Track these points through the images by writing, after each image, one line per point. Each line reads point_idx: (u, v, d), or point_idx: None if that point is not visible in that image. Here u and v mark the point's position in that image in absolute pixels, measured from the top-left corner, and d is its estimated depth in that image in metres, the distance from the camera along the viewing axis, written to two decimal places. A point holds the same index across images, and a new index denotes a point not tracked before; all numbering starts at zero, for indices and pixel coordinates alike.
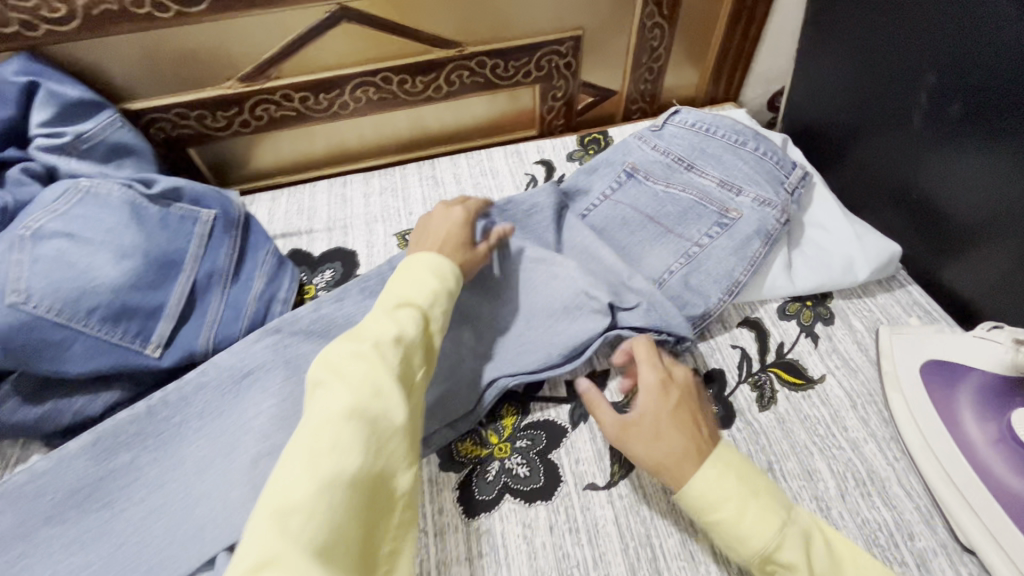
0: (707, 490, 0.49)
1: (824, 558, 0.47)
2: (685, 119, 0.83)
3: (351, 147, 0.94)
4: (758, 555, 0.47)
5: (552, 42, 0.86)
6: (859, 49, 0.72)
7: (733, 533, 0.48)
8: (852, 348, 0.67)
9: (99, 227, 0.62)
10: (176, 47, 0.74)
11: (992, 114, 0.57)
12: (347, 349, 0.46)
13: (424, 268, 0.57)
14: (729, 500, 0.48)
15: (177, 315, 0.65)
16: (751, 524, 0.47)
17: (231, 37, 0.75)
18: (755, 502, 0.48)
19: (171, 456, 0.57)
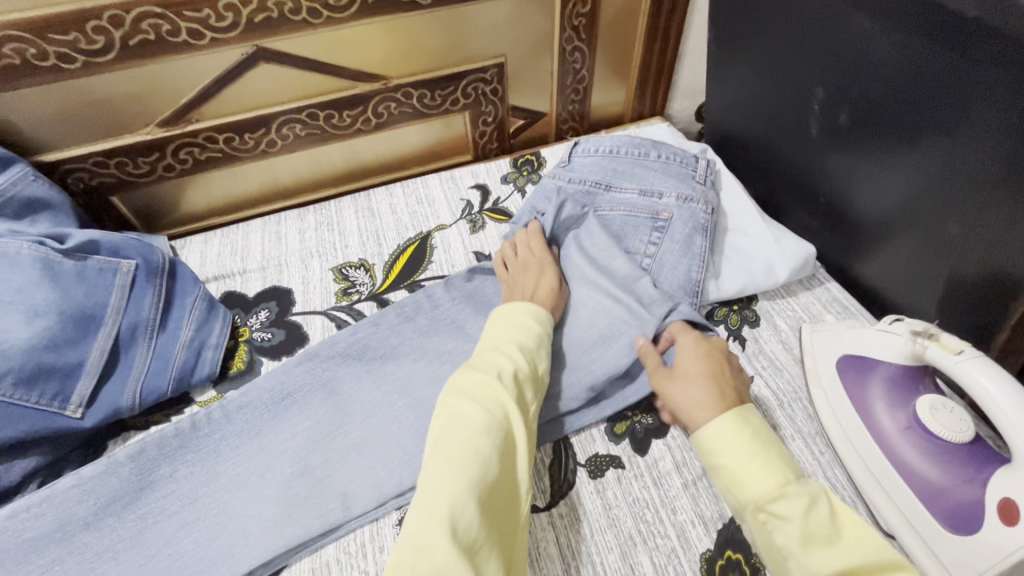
0: (716, 427, 0.51)
1: (828, 521, 0.43)
2: (588, 147, 0.85)
3: (284, 183, 0.94)
4: (753, 500, 0.46)
5: (475, 70, 0.89)
6: (761, 65, 0.76)
7: (733, 463, 0.48)
8: (777, 348, 0.70)
9: (6, 287, 0.59)
10: (88, 97, 0.73)
11: (887, 122, 0.60)
12: (450, 406, 0.50)
13: (523, 315, 0.62)
14: (735, 443, 0.49)
15: (98, 372, 0.63)
16: (751, 456, 0.48)
17: (145, 84, 0.74)
18: (763, 456, 0.48)
19: (156, 494, 0.59)
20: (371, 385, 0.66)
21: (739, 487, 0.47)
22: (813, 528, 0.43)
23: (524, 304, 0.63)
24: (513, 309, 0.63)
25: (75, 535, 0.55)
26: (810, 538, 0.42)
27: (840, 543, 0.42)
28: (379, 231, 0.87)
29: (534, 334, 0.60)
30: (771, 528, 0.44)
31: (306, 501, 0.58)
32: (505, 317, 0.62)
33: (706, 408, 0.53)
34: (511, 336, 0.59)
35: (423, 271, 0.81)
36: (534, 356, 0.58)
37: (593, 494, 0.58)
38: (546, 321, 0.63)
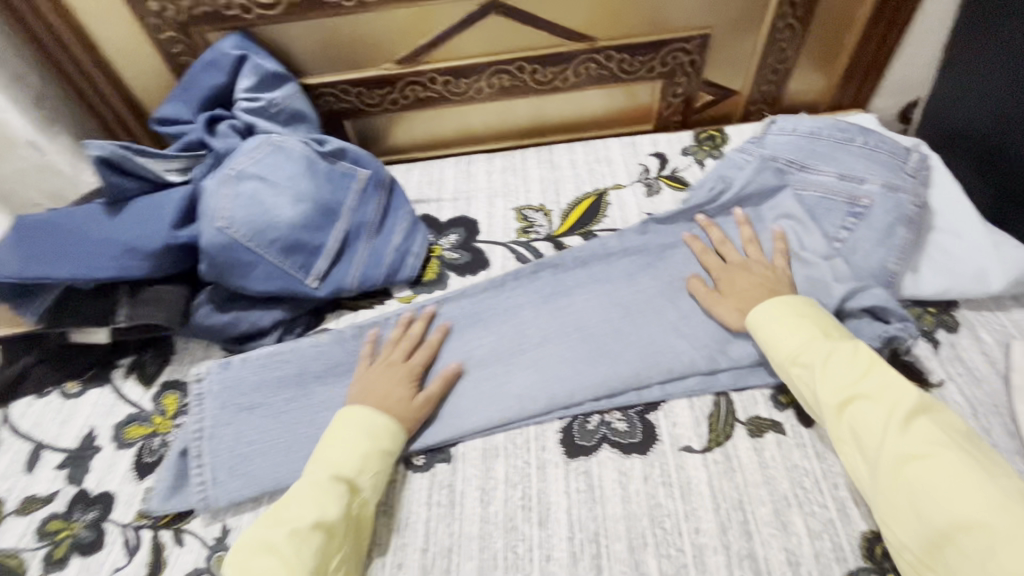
0: (782, 337, 0.61)
1: (842, 363, 0.57)
2: (785, 126, 0.81)
3: (477, 130, 1.03)
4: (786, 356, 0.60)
5: (678, 40, 0.91)
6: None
7: (813, 385, 0.57)
8: (978, 357, 0.64)
9: (282, 174, 0.74)
10: (352, 32, 0.87)
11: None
12: (248, 565, 0.50)
13: (357, 432, 0.59)
14: (778, 324, 0.62)
15: (332, 255, 0.76)
16: (830, 375, 0.56)
17: (396, 26, 0.86)
18: (811, 330, 0.61)
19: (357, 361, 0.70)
20: (545, 311, 0.73)
21: (817, 403, 0.57)
22: (897, 450, 0.51)
23: (375, 420, 0.60)
24: (353, 422, 0.60)
25: (308, 375, 0.68)
26: (819, 367, 0.57)
27: (856, 373, 0.56)
28: (559, 182, 0.94)
29: (362, 455, 0.57)
30: (850, 440, 0.54)
31: (483, 394, 0.66)
32: (363, 434, 0.59)
33: (778, 329, 0.62)
34: (352, 453, 0.57)
35: (597, 223, 0.86)
36: (361, 482, 0.56)
37: (751, 450, 0.60)
38: (388, 437, 0.60)
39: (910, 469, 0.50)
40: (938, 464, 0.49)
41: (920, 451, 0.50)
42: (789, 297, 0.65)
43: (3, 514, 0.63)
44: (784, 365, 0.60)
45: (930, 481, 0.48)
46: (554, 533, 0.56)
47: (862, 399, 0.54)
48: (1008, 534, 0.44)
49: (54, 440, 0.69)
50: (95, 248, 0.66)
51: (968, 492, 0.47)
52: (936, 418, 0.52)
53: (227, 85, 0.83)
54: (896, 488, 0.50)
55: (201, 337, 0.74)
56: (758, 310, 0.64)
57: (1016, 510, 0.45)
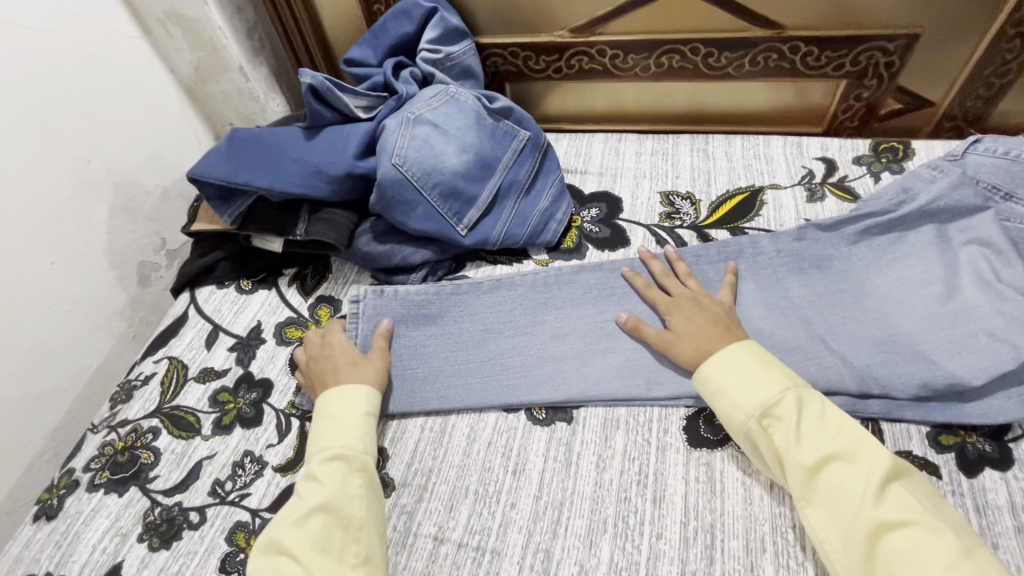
0: (745, 386, 0.55)
1: (814, 416, 0.52)
2: (992, 147, 0.71)
3: (630, 109, 1.02)
4: (757, 408, 0.54)
5: (880, 38, 0.83)
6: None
7: (783, 440, 0.51)
8: None
9: (454, 124, 0.79)
10: None
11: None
12: (267, 561, 0.52)
13: (342, 407, 0.61)
14: (736, 366, 0.57)
15: (483, 207, 0.80)
16: (799, 434, 0.51)
17: None
18: (761, 369, 0.56)
19: (494, 309, 0.74)
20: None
21: (789, 463, 0.51)
22: (874, 517, 0.46)
23: (350, 393, 0.63)
24: (341, 400, 0.62)
25: (446, 314, 0.73)
26: (804, 434, 0.51)
27: (829, 436, 0.51)
28: (711, 172, 0.90)
29: (345, 432, 0.60)
30: (823, 507, 0.49)
31: (609, 365, 0.67)
32: (347, 412, 0.61)
33: (743, 376, 0.56)
34: (338, 433, 0.60)
35: (747, 221, 0.82)
36: (353, 453, 0.58)
37: None
38: (366, 407, 0.62)
39: (891, 538, 0.45)
40: (922, 534, 0.44)
41: (905, 521, 0.45)
42: (748, 344, 0.59)
43: (186, 378, 0.74)
44: (747, 422, 0.54)
45: (915, 553, 0.44)
46: (667, 514, 0.56)
47: (837, 460, 0.50)
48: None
49: (229, 326, 0.80)
50: (291, 166, 0.75)
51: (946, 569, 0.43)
52: (909, 485, 0.48)
53: (413, 35, 0.88)
54: (873, 562, 0.45)
55: (356, 263, 0.81)
56: (728, 350, 0.58)
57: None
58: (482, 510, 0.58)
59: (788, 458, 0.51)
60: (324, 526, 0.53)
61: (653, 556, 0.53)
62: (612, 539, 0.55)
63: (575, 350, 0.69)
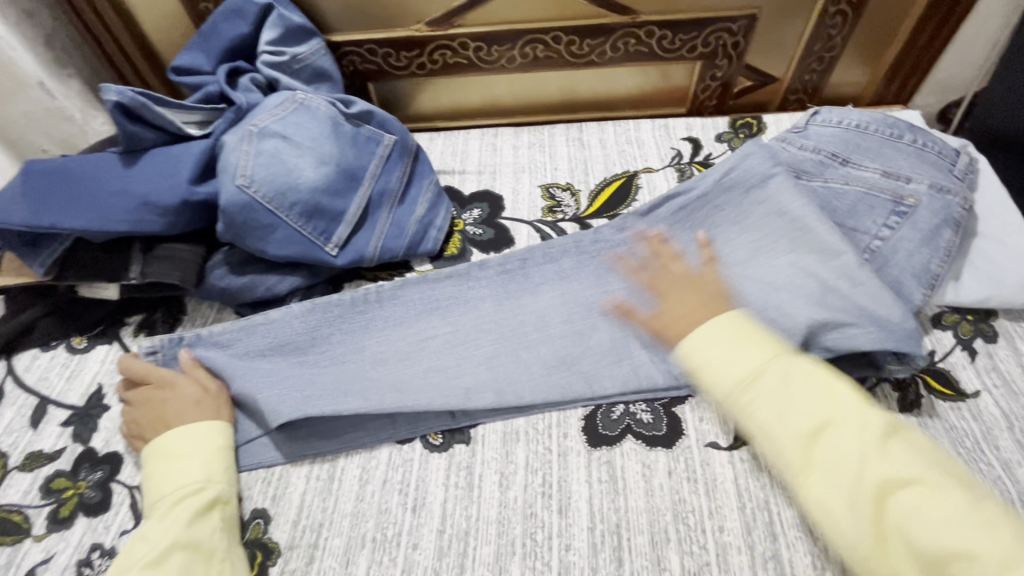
0: (733, 356, 0.50)
1: (787, 381, 0.48)
2: (828, 118, 0.77)
3: (504, 101, 0.99)
4: (733, 383, 0.49)
5: (724, 19, 0.86)
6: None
7: (768, 412, 0.48)
8: (1015, 370, 0.62)
9: (306, 134, 0.71)
10: None
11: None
12: None
13: (193, 440, 0.57)
14: (712, 339, 0.51)
15: (352, 223, 0.73)
16: (790, 400, 0.48)
17: None
18: (734, 337, 0.51)
19: (375, 332, 0.69)
20: (572, 285, 0.71)
21: (784, 436, 0.47)
22: (878, 478, 0.43)
23: (200, 425, 0.58)
24: (179, 440, 0.57)
25: (320, 337, 0.68)
26: (785, 402, 0.48)
27: (816, 402, 0.47)
28: (587, 161, 0.90)
29: (198, 463, 0.56)
30: (824, 476, 0.45)
31: (505, 376, 0.64)
32: (195, 450, 0.57)
33: (726, 350, 0.50)
34: (189, 467, 0.55)
35: (627, 206, 0.83)
36: (215, 487, 0.55)
37: None
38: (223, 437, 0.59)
39: (899, 498, 0.43)
40: (935, 493, 0.42)
41: (912, 478, 0.43)
42: (731, 315, 0.53)
43: (7, 469, 0.62)
44: (739, 393, 0.49)
45: (928, 516, 0.41)
46: (574, 523, 0.54)
47: (829, 427, 0.46)
48: (1001, 556, 0.39)
49: (60, 396, 0.67)
50: (110, 200, 0.63)
51: (955, 526, 0.41)
52: (906, 441, 0.45)
53: (250, 35, 0.79)
54: (883, 530, 0.43)
55: (212, 300, 0.72)
56: (714, 324, 0.53)
57: (1006, 532, 0.40)
58: (382, 559, 0.54)
59: (785, 431, 0.47)
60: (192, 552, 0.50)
61: (564, 570, 0.52)
62: (522, 561, 0.53)
63: (468, 364, 0.66)
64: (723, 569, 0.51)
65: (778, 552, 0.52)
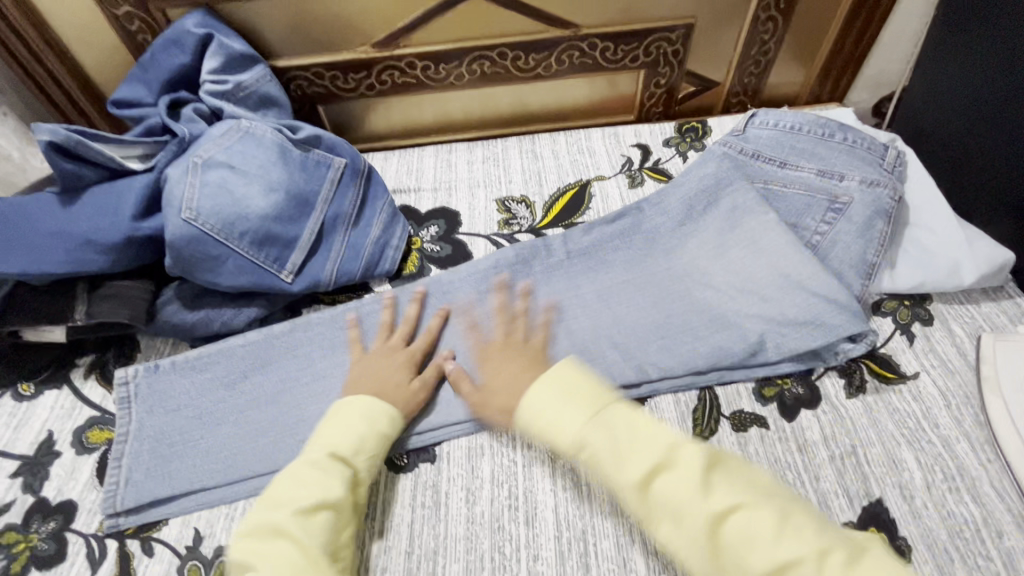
0: (558, 417, 0.51)
1: (615, 440, 0.48)
2: (765, 120, 0.81)
3: (457, 117, 1.00)
4: (570, 444, 0.49)
5: (663, 29, 0.89)
6: (997, 67, 0.70)
7: (606, 469, 0.47)
8: (950, 350, 0.66)
9: (253, 163, 0.71)
10: (324, 13, 0.83)
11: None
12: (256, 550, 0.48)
13: (359, 412, 0.58)
14: (578, 398, 0.51)
15: (307, 248, 0.73)
16: (612, 454, 0.47)
17: (370, 7, 0.83)
18: (591, 414, 0.50)
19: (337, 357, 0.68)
20: (530, 297, 0.72)
21: (617, 485, 0.47)
22: (686, 538, 0.43)
23: (374, 404, 0.59)
24: (350, 406, 0.58)
25: (281, 365, 0.68)
26: (655, 469, 0.46)
27: (646, 448, 0.47)
28: (541, 172, 0.92)
29: (360, 437, 0.56)
30: (663, 518, 0.45)
31: (468, 391, 0.65)
32: (357, 418, 0.57)
33: (557, 411, 0.51)
34: (348, 435, 0.56)
35: (581, 215, 0.85)
36: (360, 463, 0.55)
37: (734, 444, 0.60)
38: (385, 422, 0.58)
39: (727, 526, 0.43)
40: (746, 519, 0.43)
41: (731, 505, 0.43)
42: (561, 365, 0.54)
43: None
44: (580, 434, 0.49)
45: (744, 520, 0.42)
46: (541, 533, 0.55)
47: (659, 471, 0.46)
48: (822, 552, 0.41)
49: (7, 446, 0.64)
50: (50, 241, 0.62)
51: (784, 539, 0.41)
52: (727, 471, 0.45)
53: (190, 65, 0.78)
54: (719, 558, 0.42)
55: (165, 336, 0.70)
56: (535, 390, 0.53)
57: (811, 528, 0.42)
58: None
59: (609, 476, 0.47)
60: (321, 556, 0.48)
61: None
62: None
63: (432, 381, 0.66)
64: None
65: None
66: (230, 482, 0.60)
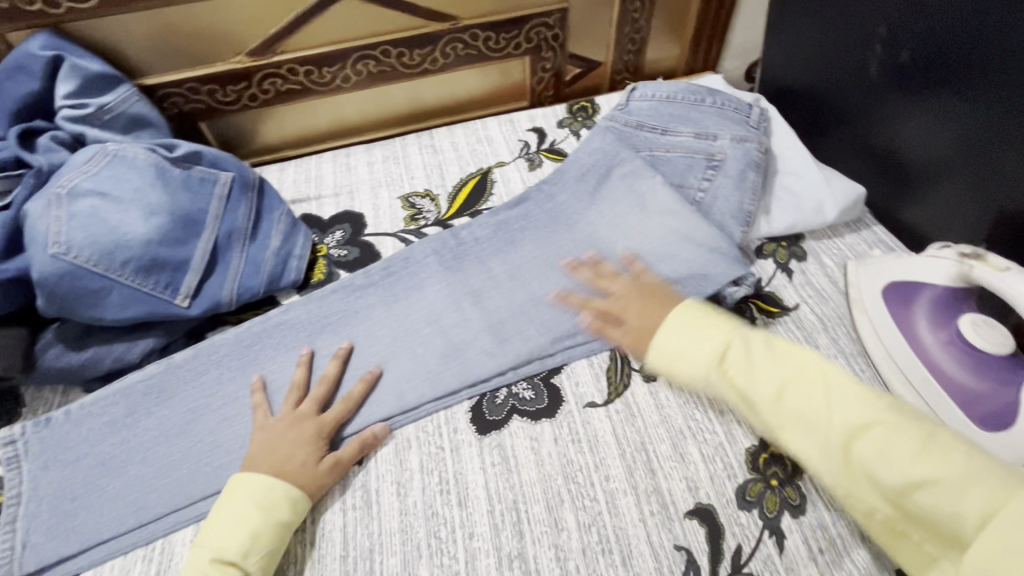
0: (691, 346, 0.53)
1: (745, 360, 0.51)
2: (645, 93, 0.86)
3: (352, 120, 0.99)
4: (708, 356, 0.52)
5: (539, 15, 0.92)
6: (826, 22, 0.78)
7: (738, 378, 0.50)
8: (824, 280, 0.73)
9: (126, 187, 0.66)
10: (188, 25, 0.79)
11: (978, 69, 0.60)
12: None
13: (247, 503, 0.53)
14: (700, 336, 0.53)
15: (201, 270, 0.70)
16: (750, 363, 0.50)
17: (238, 16, 0.80)
18: (723, 335, 0.52)
19: (248, 376, 0.66)
20: (441, 287, 0.72)
21: (747, 397, 0.50)
22: (816, 451, 0.46)
23: (258, 489, 0.54)
24: (245, 490, 0.54)
25: (188, 394, 0.65)
26: (784, 386, 0.49)
27: (781, 360, 0.50)
28: (442, 165, 0.92)
29: (248, 537, 0.52)
30: (797, 428, 0.48)
31: (389, 388, 0.64)
32: (251, 511, 0.53)
33: (681, 334, 0.54)
34: (234, 531, 0.52)
35: (486, 202, 0.86)
36: (239, 561, 0.51)
37: (646, 394, 0.63)
38: (279, 511, 0.54)
39: (860, 445, 0.44)
40: (885, 437, 0.43)
41: (868, 424, 0.44)
42: (681, 307, 0.56)
43: None
44: (714, 364, 0.51)
45: (895, 444, 0.43)
46: (474, 511, 0.56)
47: (790, 386, 0.48)
48: (965, 476, 0.40)
49: None
50: None
51: (923, 458, 0.42)
52: (853, 388, 0.47)
53: (41, 92, 0.72)
54: (852, 466, 0.45)
55: (51, 383, 0.65)
56: (671, 319, 0.55)
57: (958, 452, 0.42)
58: None
59: (742, 399, 0.50)
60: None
61: (470, 557, 0.54)
62: (429, 561, 0.53)
63: (350, 384, 0.65)
64: (615, 516, 0.55)
65: (657, 484, 0.57)
66: (136, 526, 0.57)
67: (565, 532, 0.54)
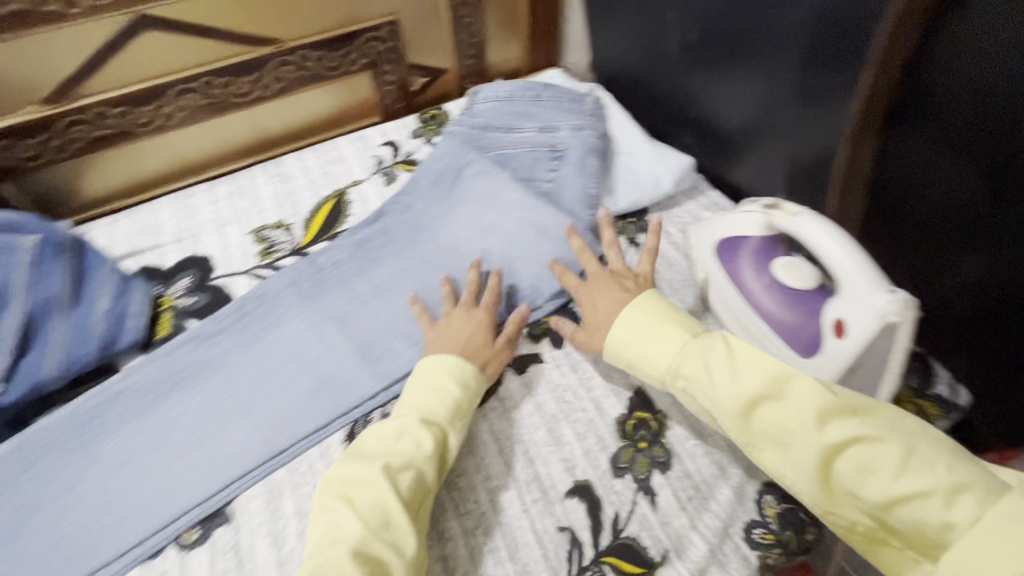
0: (655, 345, 0.53)
1: (721, 366, 0.47)
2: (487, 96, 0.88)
3: (188, 163, 0.92)
4: (666, 370, 0.51)
5: (369, 29, 0.91)
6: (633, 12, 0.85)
7: (700, 392, 0.48)
8: (669, 248, 0.79)
9: None
10: None
11: (752, 34, 0.67)
12: (326, 510, 0.48)
13: (443, 371, 0.57)
14: (659, 336, 0.53)
15: (14, 351, 0.62)
16: (730, 376, 0.46)
17: (29, 62, 0.74)
18: (686, 346, 0.51)
19: (89, 455, 0.60)
20: (301, 318, 0.69)
21: (715, 411, 0.47)
22: (796, 465, 0.42)
23: (442, 363, 0.58)
24: (432, 368, 0.58)
25: (18, 489, 0.58)
26: (752, 402, 0.44)
27: (754, 370, 0.45)
28: (294, 192, 0.88)
29: (452, 404, 0.55)
30: (767, 445, 0.44)
31: (255, 436, 0.61)
32: (423, 380, 0.57)
33: (644, 339, 0.54)
34: (439, 399, 0.55)
35: (344, 223, 0.84)
36: (439, 419, 0.54)
37: (520, 386, 0.65)
38: (473, 381, 0.58)
39: (838, 460, 0.40)
40: (871, 447, 0.40)
41: (851, 439, 0.40)
42: (649, 295, 0.57)
43: None
44: (670, 370, 0.51)
45: (869, 452, 0.40)
46: None
47: (765, 403, 0.44)
48: (949, 488, 0.37)
49: None
50: None
51: (905, 471, 0.38)
52: (827, 401, 0.42)
53: None
54: (827, 482, 0.41)
55: None
56: (623, 315, 0.56)
57: (941, 461, 0.38)
58: None
59: (717, 415, 0.47)
60: (410, 551, 0.45)
61: None
62: None
63: (210, 440, 0.60)
64: (496, 516, 0.55)
65: (536, 474, 0.58)
66: None
67: (451, 541, 0.54)
